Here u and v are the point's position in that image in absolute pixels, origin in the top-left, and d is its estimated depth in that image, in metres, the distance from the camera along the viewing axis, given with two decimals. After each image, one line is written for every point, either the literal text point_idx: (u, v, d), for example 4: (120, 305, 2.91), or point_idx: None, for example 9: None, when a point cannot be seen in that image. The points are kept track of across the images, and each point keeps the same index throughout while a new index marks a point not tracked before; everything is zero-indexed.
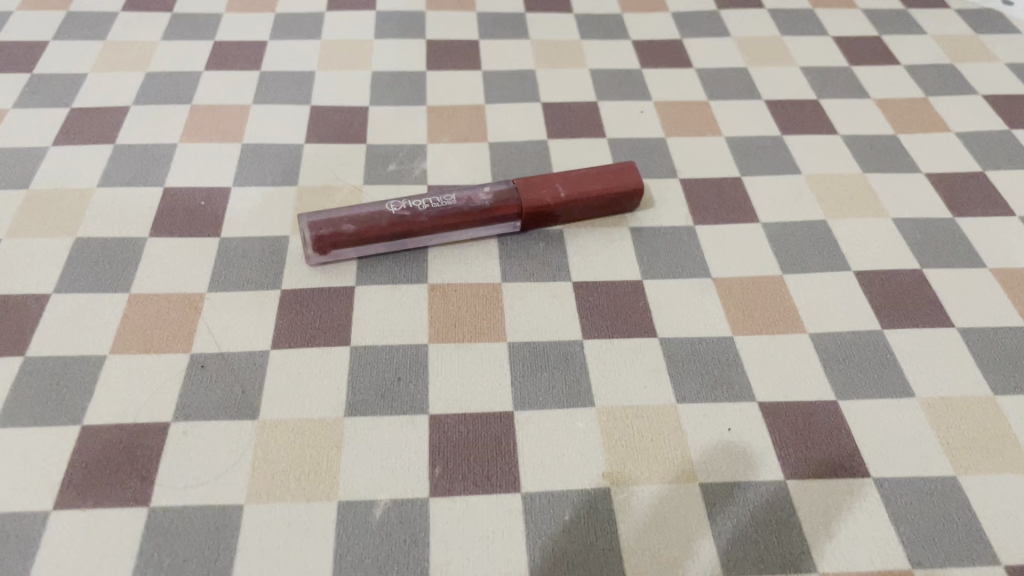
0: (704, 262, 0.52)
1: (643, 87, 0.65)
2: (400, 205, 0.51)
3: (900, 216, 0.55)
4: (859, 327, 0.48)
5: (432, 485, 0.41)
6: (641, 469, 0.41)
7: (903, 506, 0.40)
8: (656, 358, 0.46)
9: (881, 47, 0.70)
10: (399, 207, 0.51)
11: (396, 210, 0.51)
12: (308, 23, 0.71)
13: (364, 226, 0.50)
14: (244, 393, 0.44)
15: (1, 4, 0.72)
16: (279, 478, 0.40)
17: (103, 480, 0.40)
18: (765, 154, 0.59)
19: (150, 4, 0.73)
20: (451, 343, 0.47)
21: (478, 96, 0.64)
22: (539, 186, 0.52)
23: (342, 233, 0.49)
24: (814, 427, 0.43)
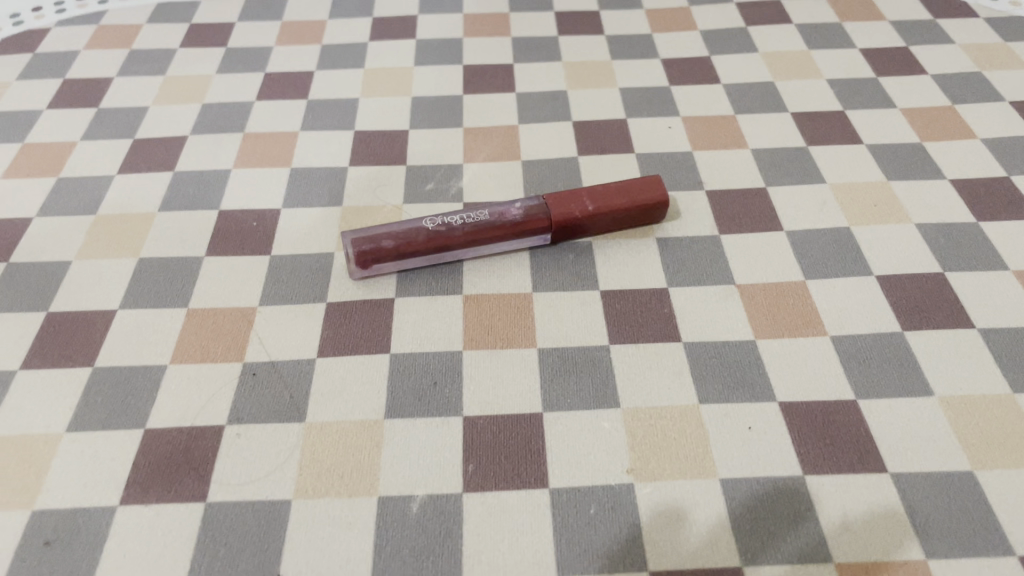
0: (728, 269, 0.54)
1: (672, 104, 0.68)
2: (436, 220, 0.54)
3: (923, 222, 0.56)
4: (879, 329, 0.49)
5: (466, 481, 0.43)
6: (664, 464, 0.43)
7: (919, 500, 0.41)
8: (680, 361, 0.48)
9: (909, 57, 0.71)
10: (435, 223, 0.54)
11: (432, 226, 0.54)
12: (352, 53, 0.76)
13: (403, 241, 0.53)
14: (292, 399, 0.47)
15: (71, 44, 0.77)
16: (324, 476, 0.44)
17: (164, 477, 0.44)
18: (790, 166, 0.61)
19: (206, 39, 0.78)
20: (484, 350, 0.50)
21: (512, 117, 0.67)
22: (568, 201, 0.55)
23: (383, 248, 0.53)
24: (833, 425, 0.45)
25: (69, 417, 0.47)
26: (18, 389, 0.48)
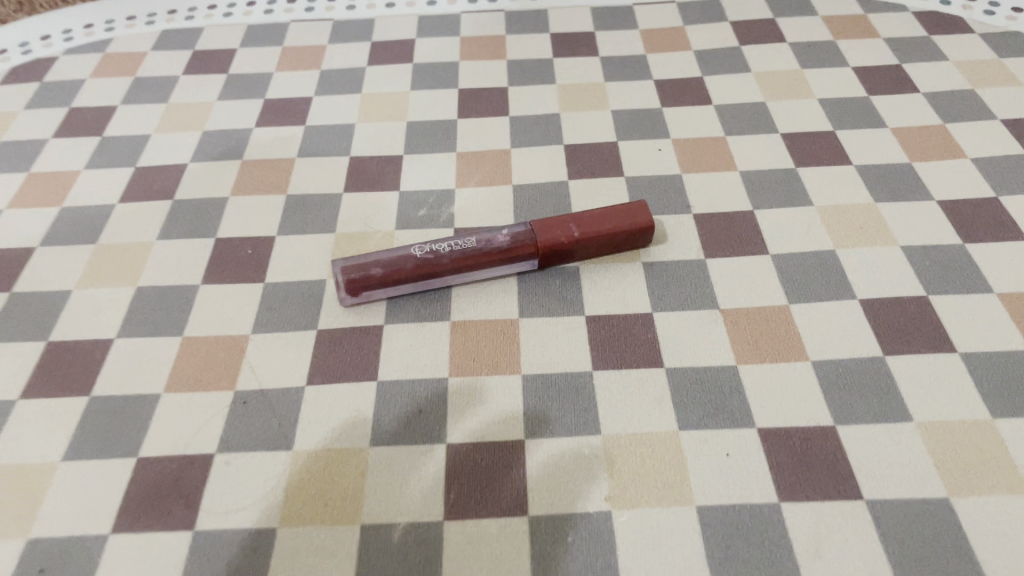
0: (713, 293, 0.54)
1: (663, 126, 0.68)
2: (425, 248, 0.55)
3: (909, 244, 0.56)
4: (861, 354, 0.50)
5: (447, 509, 0.44)
6: (642, 492, 0.44)
7: (894, 528, 0.42)
8: (662, 387, 0.49)
9: (901, 75, 0.71)
10: (423, 251, 0.55)
11: (420, 254, 0.55)
12: (349, 78, 0.77)
13: (391, 269, 0.54)
14: (280, 426, 0.48)
15: (77, 73, 0.79)
16: (308, 504, 0.45)
17: (155, 505, 0.45)
18: (778, 187, 0.62)
19: (208, 65, 0.79)
20: (470, 376, 0.51)
21: (505, 141, 0.68)
22: (554, 227, 0.56)
23: (372, 276, 0.54)
24: (811, 452, 0.45)
25: (66, 445, 0.48)
26: (17, 419, 0.50)
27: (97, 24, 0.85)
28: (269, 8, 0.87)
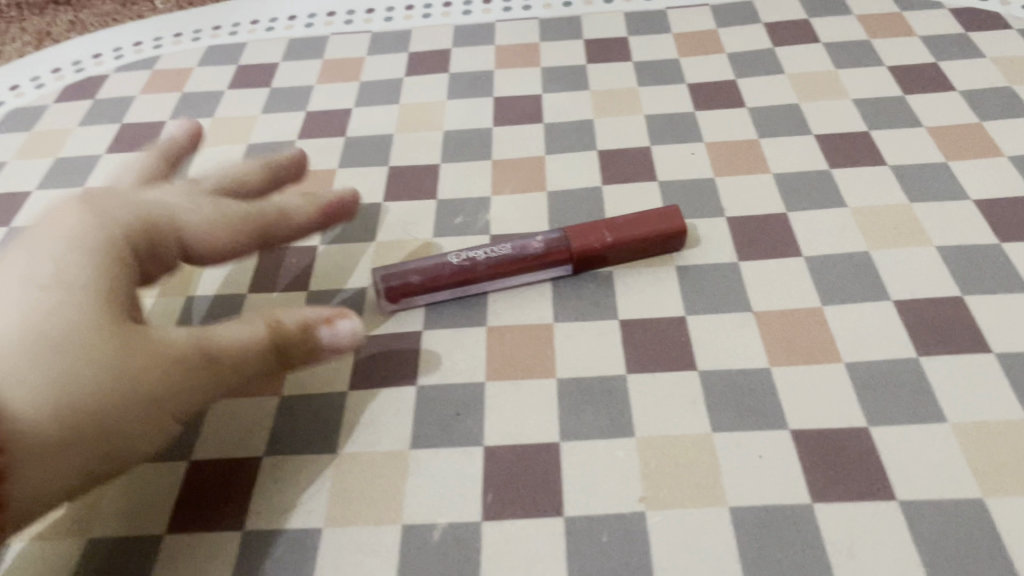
0: (746, 296, 0.55)
1: (697, 130, 0.69)
2: (461, 255, 0.57)
3: (944, 244, 0.56)
4: (894, 355, 0.50)
5: (485, 510, 0.45)
6: (675, 493, 0.45)
7: (927, 528, 0.42)
8: (695, 390, 0.50)
9: (937, 73, 0.71)
10: (460, 258, 0.57)
11: (457, 261, 0.56)
12: (388, 89, 0.79)
13: (429, 276, 0.56)
14: (324, 430, 0.50)
15: (128, 90, 0.82)
16: (352, 505, 0.46)
17: (206, 506, 0.47)
18: (812, 189, 0.62)
19: (252, 80, 0.82)
20: (506, 379, 0.52)
21: (539, 148, 0.70)
22: (587, 233, 0.57)
23: (410, 284, 0.56)
24: (844, 453, 0.46)
25: None
26: None
27: (146, 41, 0.89)
28: (310, 21, 0.89)
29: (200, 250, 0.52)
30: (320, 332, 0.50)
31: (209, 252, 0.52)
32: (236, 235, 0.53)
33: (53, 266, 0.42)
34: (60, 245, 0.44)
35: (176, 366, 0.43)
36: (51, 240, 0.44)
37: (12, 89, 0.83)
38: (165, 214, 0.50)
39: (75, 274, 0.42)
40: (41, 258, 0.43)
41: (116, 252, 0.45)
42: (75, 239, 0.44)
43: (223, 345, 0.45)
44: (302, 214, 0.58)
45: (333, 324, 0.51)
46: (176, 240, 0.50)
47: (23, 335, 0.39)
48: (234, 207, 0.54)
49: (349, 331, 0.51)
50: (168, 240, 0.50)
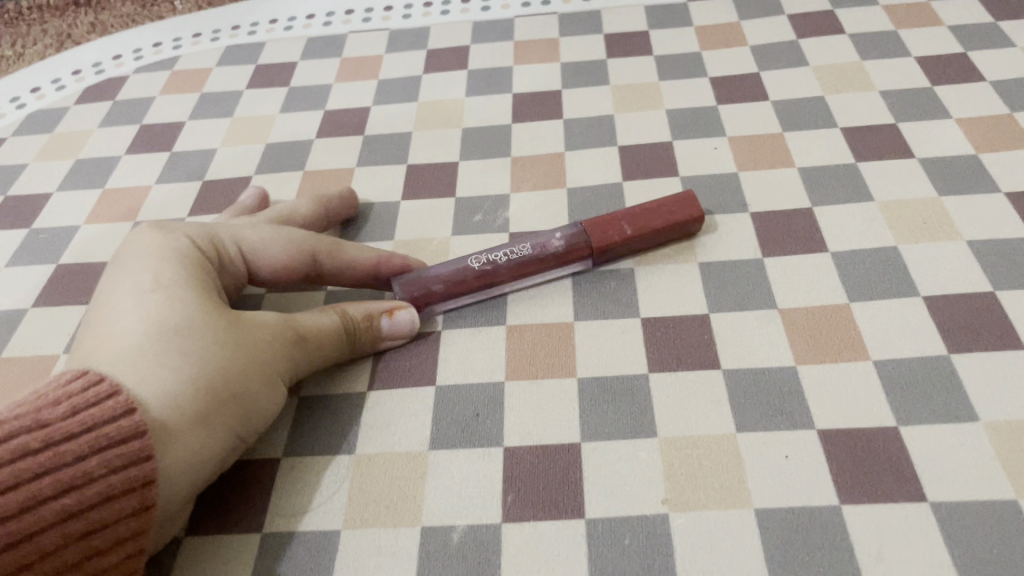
0: (770, 293, 0.54)
1: (719, 124, 0.68)
2: (481, 259, 0.55)
3: (974, 238, 0.55)
4: (923, 353, 0.49)
5: (505, 511, 0.45)
6: (699, 495, 0.44)
7: (960, 531, 0.41)
8: (719, 389, 0.49)
9: (966, 64, 0.70)
10: (480, 262, 0.55)
11: (478, 265, 0.55)
12: (407, 86, 0.78)
13: (452, 283, 0.55)
14: (344, 430, 0.50)
15: (148, 91, 0.82)
16: (371, 506, 0.46)
17: (224, 507, 0.47)
18: (838, 183, 0.61)
19: (271, 80, 0.82)
20: (526, 379, 0.51)
21: (559, 145, 0.69)
22: (606, 227, 0.56)
23: (433, 291, 0.55)
24: (872, 453, 0.45)
25: None
26: None
27: (165, 42, 0.89)
28: (328, 20, 0.89)
29: (258, 268, 0.54)
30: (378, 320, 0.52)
31: (267, 269, 0.54)
32: (288, 260, 0.54)
33: (160, 280, 0.47)
34: (157, 263, 0.48)
35: (270, 340, 0.48)
36: (149, 266, 0.48)
37: (33, 91, 0.84)
38: (234, 234, 0.53)
39: (178, 281, 0.47)
40: (146, 283, 0.47)
41: (197, 260, 0.50)
42: (166, 255, 0.49)
43: (303, 327, 0.50)
44: (359, 253, 0.55)
45: (392, 315, 0.53)
46: (239, 255, 0.53)
47: (150, 335, 0.44)
48: (296, 233, 0.54)
49: (407, 322, 0.53)
50: (232, 256, 0.53)
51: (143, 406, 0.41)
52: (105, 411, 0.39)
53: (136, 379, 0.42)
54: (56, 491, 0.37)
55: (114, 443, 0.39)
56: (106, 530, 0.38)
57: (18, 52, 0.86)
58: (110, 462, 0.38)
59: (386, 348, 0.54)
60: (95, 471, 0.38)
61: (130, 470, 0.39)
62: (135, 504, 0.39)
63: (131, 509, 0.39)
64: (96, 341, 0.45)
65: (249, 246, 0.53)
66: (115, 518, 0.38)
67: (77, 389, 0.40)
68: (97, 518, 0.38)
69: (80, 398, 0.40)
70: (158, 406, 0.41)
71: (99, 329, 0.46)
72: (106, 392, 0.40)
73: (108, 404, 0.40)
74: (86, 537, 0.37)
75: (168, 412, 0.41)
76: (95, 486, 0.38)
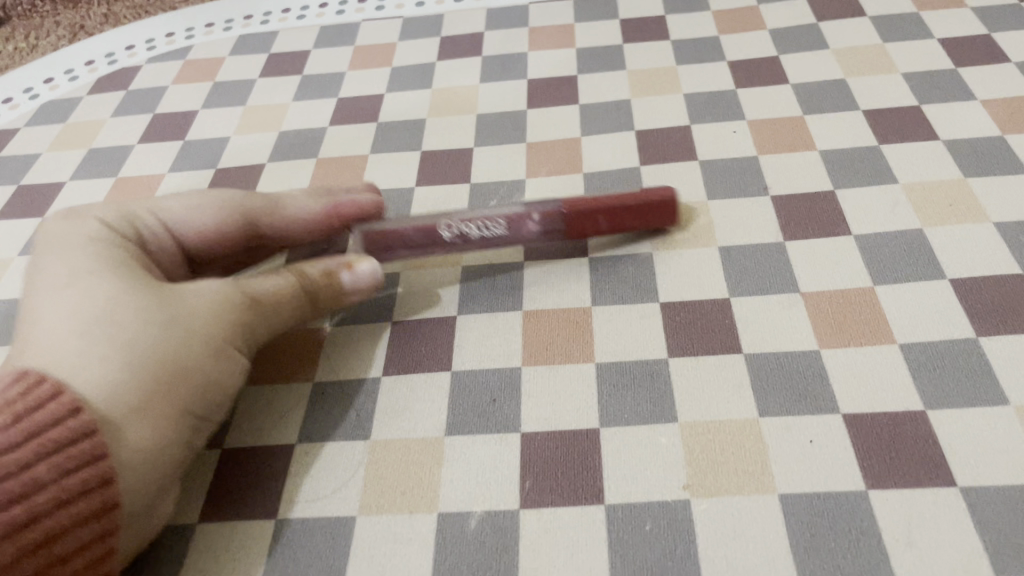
0: (792, 277, 0.53)
1: (738, 108, 0.67)
2: (454, 229, 0.55)
3: (1002, 220, 0.54)
4: (951, 336, 0.48)
5: (523, 497, 0.44)
6: (721, 480, 0.43)
7: (992, 516, 0.40)
8: (741, 373, 0.48)
9: (990, 45, 0.68)
10: (451, 232, 0.55)
11: (447, 235, 0.55)
12: (420, 74, 0.77)
13: (411, 250, 0.56)
14: (358, 416, 0.49)
15: (161, 80, 0.82)
16: (386, 492, 0.45)
17: (237, 495, 0.46)
18: (861, 166, 0.59)
19: (284, 68, 0.81)
20: (543, 364, 0.50)
21: (575, 130, 0.68)
22: (590, 215, 0.55)
23: (390, 246, 0.55)
24: (899, 438, 0.43)
25: None
26: None
27: (177, 31, 0.88)
28: (341, 8, 0.88)
29: (189, 238, 0.52)
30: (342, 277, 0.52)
31: (199, 237, 0.52)
32: (221, 226, 0.52)
33: (86, 269, 0.44)
34: (79, 253, 0.46)
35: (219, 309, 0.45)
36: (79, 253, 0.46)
37: (45, 82, 0.84)
38: (156, 210, 0.51)
39: (105, 266, 0.45)
40: (75, 271, 0.44)
41: (120, 241, 0.47)
42: (86, 242, 0.46)
43: (259, 291, 0.48)
44: (302, 208, 0.56)
45: (354, 268, 0.52)
46: (164, 229, 0.51)
47: (85, 325, 0.41)
48: (222, 197, 0.53)
49: (371, 275, 0.52)
50: (157, 232, 0.51)
51: (87, 400, 0.39)
52: (50, 413, 0.38)
53: (79, 378, 0.39)
54: (4, 501, 0.36)
55: (61, 446, 0.37)
56: (66, 535, 0.37)
57: (32, 44, 0.87)
58: (61, 466, 0.37)
59: (351, 301, 0.53)
60: (44, 477, 0.37)
61: (82, 471, 0.37)
62: (94, 507, 0.37)
63: (90, 512, 0.37)
64: (24, 340, 0.42)
65: (175, 219, 0.51)
66: (73, 524, 0.37)
67: (15, 395, 0.38)
68: (52, 526, 0.36)
69: (22, 402, 0.38)
70: (104, 399, 0.39)
71: (29, 325, 0.43)
72: (48, 394, 0.38)
73: (52, 406, 0.38)
74: (45, 546, 0.36)
75: (116, 403, 0.39)
76: (46, 493, 0.37)
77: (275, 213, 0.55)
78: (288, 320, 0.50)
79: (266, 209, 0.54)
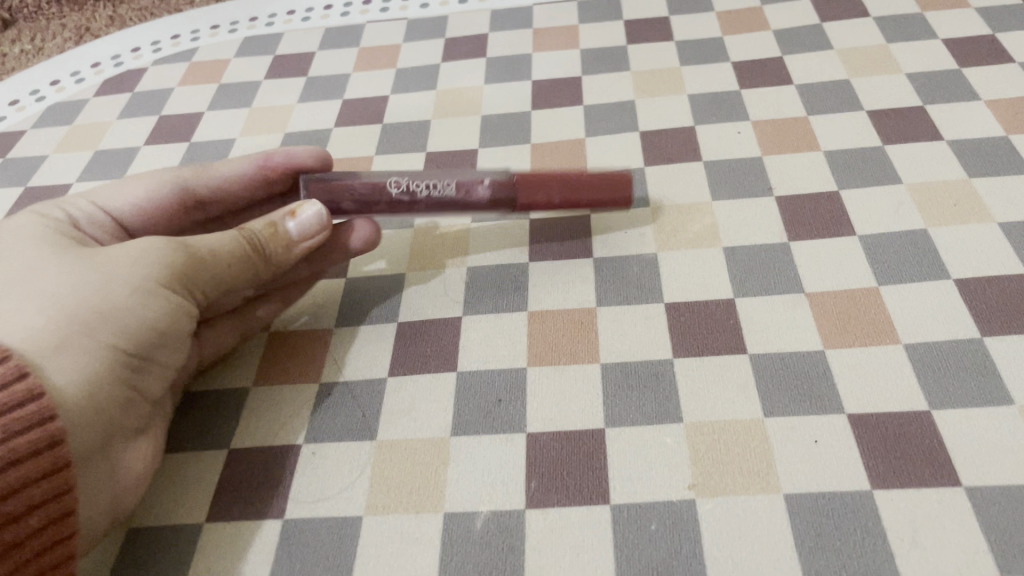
0: (797, 277, 0.53)
1: (742, 109, 0.67)
2: (401, 185, 0.55)
3: (1007, 220, 0.54)
4: (956, 337, 0.48)
5: (528, 498, 0.44)
6: (726, 480, 0.43)
7: (996, 515, 0.40)
8: (746, 374, 0.48)
9: (995, 45, 0.68)
10: (399, 188, 0.55)
11: (394, 191, 0.55)
12: (425, 75, 0.78)
13: (362, 205, 0.55)
14: (364, 416, 0.49)
15: (167, 82, 0.82)
16: (392, 492, 0.45)
17: (245, 494, 0.46)
18: (865, 166, 0.59)
19: (289, 70, 0.81)
20: (548, 365, 0.50)
21: (580, 131, 0.68)
22: (536, 186, 0.55)
23: (340, 201, 0.55)
24: (904, 438, 0.44)
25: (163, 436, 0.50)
26: None
27: (183, 33, 0.88)
28: (346, 10, 0.88)
29: (127, 213, 0.55)
30: (285, 225, 0.51)
31: (134, 207, 0.55)
32: (154, 194, 0.55)
33: (27, 250, 0.47)
34: (19, 237, 0.48)
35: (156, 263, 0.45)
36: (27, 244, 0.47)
37: (52, 83, 0.84)
38: (88, 196, 0.54)
39: (41, 245, 0.47)
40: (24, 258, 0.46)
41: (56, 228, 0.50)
42: (26, 229, 0.49)
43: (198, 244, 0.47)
44: (232, 167, 0.58)
45: (297, 215, 0.51)
46: (98, 206, 0.54)
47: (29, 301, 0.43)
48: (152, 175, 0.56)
49: (315, 218, 0.51)
50: (94, 211, 0.53)
51: (12, 348, 0.40)
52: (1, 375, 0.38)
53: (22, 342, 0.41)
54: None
55: (11, 407, 0.38)
56: (16, 494, 0.37)
57: (38, 47, 0.87)
58: (12, 425, 0.38)
59: (303, 252, 0.51)
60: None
61: (34, 432, 0.38)
62: (45, 464, 0.38)
63: (42, 470, 0.38)
64: None
65: (107, 198, 0.54)
66: (24, 482, 0.37)
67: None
68: (3, 485, 0.37)
69: None
70: (29, 345, 0.41)
71: None
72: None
73: (3, 368, 0.39)
74: None
75: (36, 346, 0.41)
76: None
77: (205, 172, 0.57)
78: (236, 274, 0.48)
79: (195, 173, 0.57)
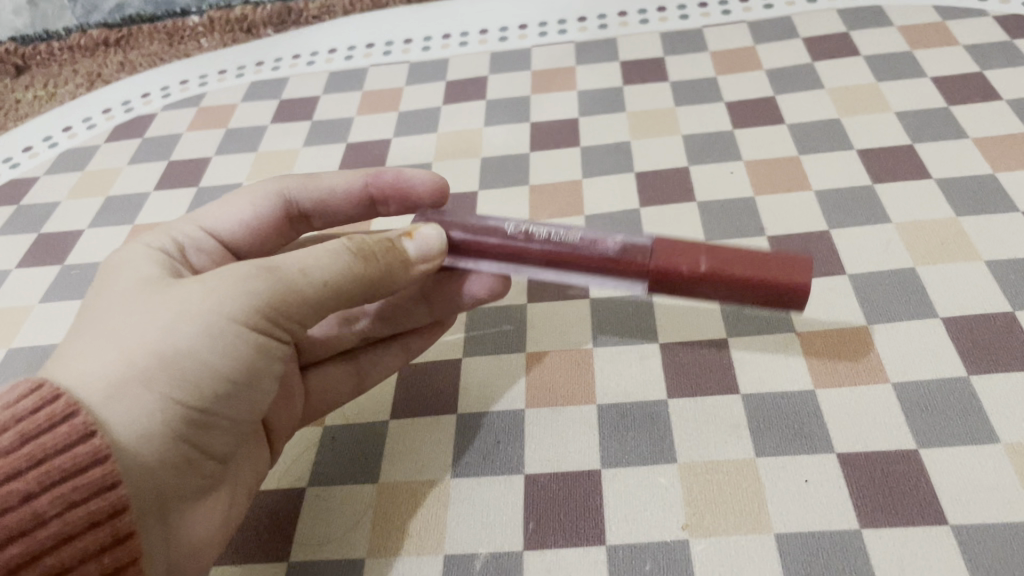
0: (788, 317, 0.54)
1: (736, 148, 0.68)
2: (520, 226, 0.49)
3: (994, 258, 0.55)
4: (942, 375, 0.49)
5: (526, 539, 0.45)
6: (718, 520, 0.44)
7: (982, 554, 0.41)
8: (738, 414, 0.49)
9: (982, 83, 0.70)
10: (517, 228, 0.49)
11: (511, 229, 0.49)
12: (426, 118, 0.80)
13: (471, 237, 0.49)
14: (367, 460, 0.51)
15: (176, 127, 0.85)
16: (394, 535, 0.46)
17: (252, 537, 0.48)
18: (855, 206, 0.61)
19: (295, 114, 0.83)
20: (545, 407, 0.52)
21: (577, 172, 0.70)
22: (681, 251, 0.46)
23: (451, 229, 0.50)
24: (892, 477, 0.45)
25: None
26: None
27: (192, 79, 0.91)
28: (350, 54, 0.90)
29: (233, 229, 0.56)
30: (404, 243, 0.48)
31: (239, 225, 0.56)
32: (261, 210, 0.56)
33: (124, 282, 0.46)
34: (119, 270, 0.47)
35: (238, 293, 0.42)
36: (120, 277, 0.47)
37: (65, 130, 0.86)
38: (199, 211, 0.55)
39: (134, 277, 0.46)
40: (115, 291, 0.45)
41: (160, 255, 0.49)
42: (129, 261, 0.48)
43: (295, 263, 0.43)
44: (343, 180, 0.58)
45: (414, 236, 0.48)
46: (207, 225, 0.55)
47: (102, 339, 0.41)
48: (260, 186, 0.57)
49: (436, 240, 0.48)
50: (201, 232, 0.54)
51: (72, 396, 0.39)
52: (61, 437, 0.38)
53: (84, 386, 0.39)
54: (7, 537, 0.36)
55: (71, 475, 0.37)
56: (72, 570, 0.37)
57: (51, 93, 0.90)
58: (69, 497, 0.37)
59: (422, 274, 0.48)
60: (49, 511, 0.37)
61: (92, 504, 0.38)
62: (101, 539, 0.38)
63: (98, 547, 0.38)
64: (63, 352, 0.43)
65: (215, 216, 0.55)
66: (80, 558, 0.37)
67: (27, 409, 0.38)
68: (57, 561, 0.37)
69: (31, 423, 0.38)
70: (87, 392, 0.39)
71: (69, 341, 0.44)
72: (63, 412, 0.38)
73: (65, 427, 0.38)
74: None
75: (92, 393, 0.39)
76: (52, 526, 0.37)
77: (315, 185, 0.58)
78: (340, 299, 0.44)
79: (304, 184, 0.57)
